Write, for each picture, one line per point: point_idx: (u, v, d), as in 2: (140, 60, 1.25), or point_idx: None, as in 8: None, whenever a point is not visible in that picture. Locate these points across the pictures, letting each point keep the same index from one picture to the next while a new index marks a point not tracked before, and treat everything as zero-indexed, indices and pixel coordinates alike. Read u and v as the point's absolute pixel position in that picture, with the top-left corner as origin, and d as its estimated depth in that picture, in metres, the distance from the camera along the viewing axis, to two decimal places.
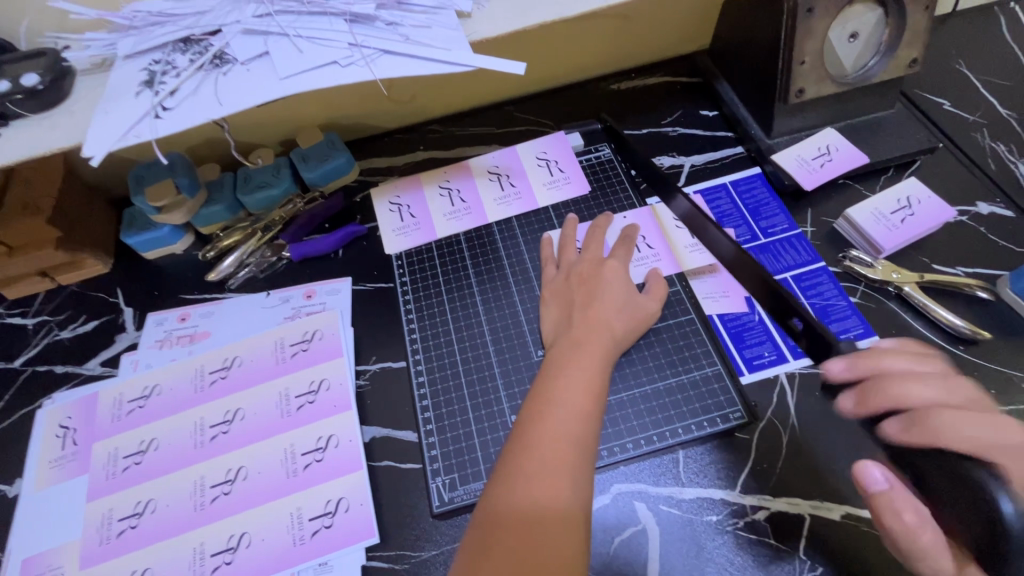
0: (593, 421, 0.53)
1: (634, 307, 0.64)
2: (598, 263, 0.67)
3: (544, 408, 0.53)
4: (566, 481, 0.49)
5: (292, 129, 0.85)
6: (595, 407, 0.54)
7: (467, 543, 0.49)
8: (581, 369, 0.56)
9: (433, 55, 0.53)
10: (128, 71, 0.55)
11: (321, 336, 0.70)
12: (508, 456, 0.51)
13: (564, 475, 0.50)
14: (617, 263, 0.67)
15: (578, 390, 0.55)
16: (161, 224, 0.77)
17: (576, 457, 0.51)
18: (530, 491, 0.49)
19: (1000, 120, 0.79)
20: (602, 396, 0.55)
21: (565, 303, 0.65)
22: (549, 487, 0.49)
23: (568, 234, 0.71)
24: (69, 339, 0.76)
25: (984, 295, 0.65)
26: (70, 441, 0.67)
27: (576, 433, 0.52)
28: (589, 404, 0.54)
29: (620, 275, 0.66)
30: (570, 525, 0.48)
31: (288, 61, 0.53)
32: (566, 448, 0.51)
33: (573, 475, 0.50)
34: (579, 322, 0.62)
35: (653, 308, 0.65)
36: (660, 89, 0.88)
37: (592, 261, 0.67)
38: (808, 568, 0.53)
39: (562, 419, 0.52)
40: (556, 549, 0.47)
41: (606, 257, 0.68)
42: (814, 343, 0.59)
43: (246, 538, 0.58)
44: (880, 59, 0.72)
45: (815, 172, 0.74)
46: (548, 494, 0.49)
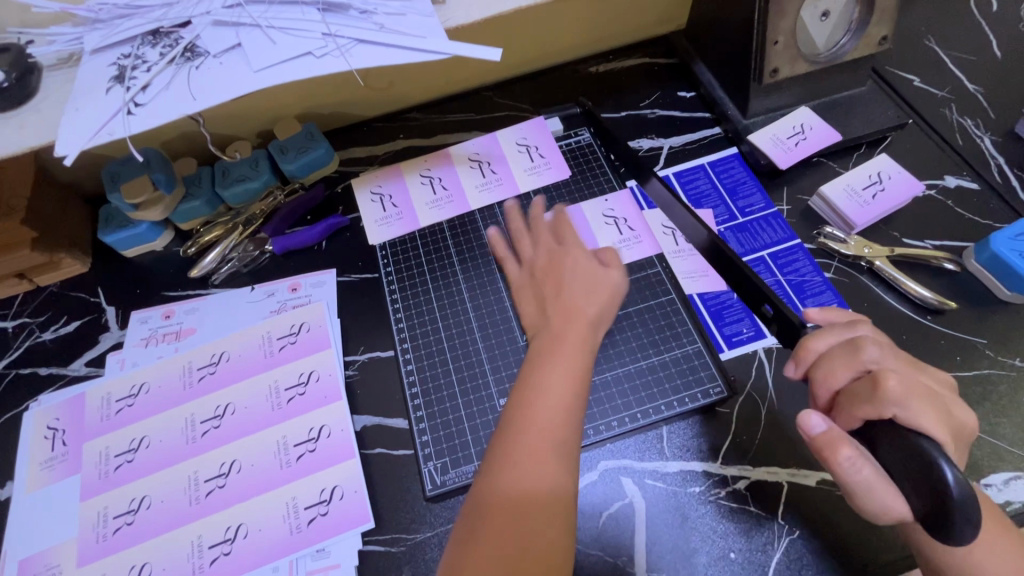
0: (576, 412, 0.54)
1: (597, 287, 0.63)
2: (568, 250, 0.67)
3: (530, 408, 0.53)
4: (552, 480, 0.50)
5: (269, 120, 0.84)
6: (578, 406, 0.54)
7: (455, 542, 0.49)
8: (565, 367, 0.56)
9: (409, 44, 0.53)
10: (96, 66, 0.54)
11: (308, 328, 0.70)
12: (495, 457, 0.51)
13: (551, 475, 0.50)
14: (586, 249, 0.67)
15: (563, 389, 0.55)
16: (140, 221, 0.77)
17: (562, 455, 0.51)
18: (518, 490, 0.49)
19: (967, 95, 0.81)
20: (584, 390, 0.56)
21: (540, 298, 0.64)
22: (536, 485, 0.50)
23: (537, 216, 0.72)
24: (51, 340, 0.75)
25: (951, 266, 0.68)
26: (59, 442, 0.67)
27: (562, 432, 0.52)
28: (571, 400, 0.54)
29: (589, 258, 0.66)
30: (554, 520, 0.49)
31: (261, 53, 0.52)
32: (552, 447, 0.51)
33: (559, 474, 0.51)
34: (560, 319, 0.61)
35: (615, 282, 0.65)
36: (638, 71, 0.89)
37: (559, 246, 0.67)
38: (787, 532, 0.56)
39: (547, 418, 0.53)
40: (544, 545, 0.47)
41: (568, 241, 0.68)
42: (785, 329, 0.57)
43: (243, 529, 0.59)
44: (851, 37, 0.73)
45: (790, 150, 0.75)
46: (536, 492, 0.49)
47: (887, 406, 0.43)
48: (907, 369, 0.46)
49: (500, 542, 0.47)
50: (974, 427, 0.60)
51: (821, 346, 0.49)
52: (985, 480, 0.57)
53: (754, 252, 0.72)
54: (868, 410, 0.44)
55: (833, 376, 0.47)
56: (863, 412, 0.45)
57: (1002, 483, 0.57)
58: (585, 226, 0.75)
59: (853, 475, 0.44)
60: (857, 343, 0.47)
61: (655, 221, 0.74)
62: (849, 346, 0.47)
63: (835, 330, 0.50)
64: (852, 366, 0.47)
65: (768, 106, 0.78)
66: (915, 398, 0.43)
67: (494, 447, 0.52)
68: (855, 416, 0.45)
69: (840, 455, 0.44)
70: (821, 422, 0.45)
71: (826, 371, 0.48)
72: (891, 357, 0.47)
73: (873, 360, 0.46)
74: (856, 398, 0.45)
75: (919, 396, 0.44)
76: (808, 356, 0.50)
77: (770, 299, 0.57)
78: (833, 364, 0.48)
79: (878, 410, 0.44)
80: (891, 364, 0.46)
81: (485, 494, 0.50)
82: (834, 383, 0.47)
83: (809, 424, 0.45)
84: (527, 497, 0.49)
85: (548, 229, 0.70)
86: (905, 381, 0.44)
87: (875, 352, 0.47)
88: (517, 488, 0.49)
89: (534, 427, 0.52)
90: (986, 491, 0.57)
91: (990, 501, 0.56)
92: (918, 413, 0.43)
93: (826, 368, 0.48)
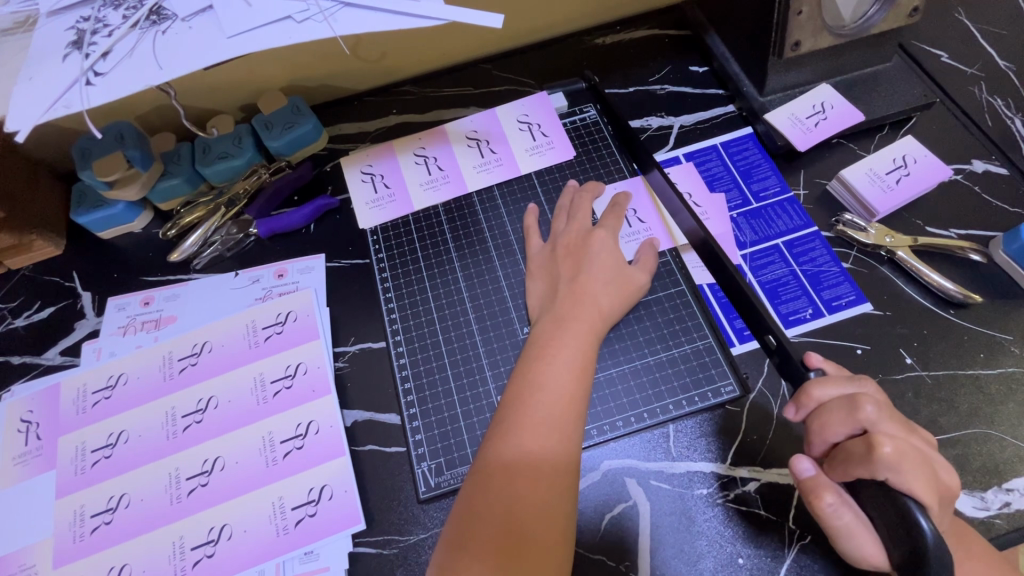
0: (580, 396, 0.52)
1: (622, 280, 0.61)
2: (584, 236, 0.64)
3: (529, 377, 0.52)
4: (553, 447, 0.49)
5: (253, 94, 0.78)
6: (584, 376, 0.53)
7: (454, 512, 0.48)
8: (570, 340, 0.55)
9: (399, 7, 0.47)
10: (53, 30, 0.49)
11: (295, 317, 0.66)
12: (495, 424, 0.51)
13: (550, 441, 0.49)
14: (604, 235, 0.64)
15: (566, 359, 0.53)
16: (115, 201, 0.72)
17: (564, 424, 0.50)
18: (518, 455, 0.48)
19: (997, 72, 0.76)
20: (589, 374, 0.53)
21: (551, 277, 0.62)
22: (535, 450, 0.48)
23: (567, 203, 0.68)
24: (24, 327, 0.71)
25: (977, 257, 0.64)
26: (32, 436, 0.63)
27: (564, 402, 0.51)
28: (575, 385, 0.52)
29: (609, 246, 0.63)
30: (555, 510, 0.46)
31: (233, 17, 0.47)
32: (553, 413, 0.50)
33: (561, 442, 0.49)
34: (573, 295, 0.59)
35: (641, 281, 0.62)
36: (647, 43, 0.83)
37: (579, 231, 0.65)
38: (797, 537, 0.53)
39: (549, 386, 0.51)
40: (538, 540, 0.45)
41: (594, 227, 0.65)
42: (786, 363, 0.56)
43: (227, 530, 0.56)
44: (880, 7, 0.67)
45: (809, 131, 0.71)
46: (536, 459, 0.48)
47: (880, 469, 0.42)
48: (904, 433, 0.45)
49: (496, 508, 0.46)
50: (996, 428, 0.57)
51: (823, 395, 0.49)
52: (1007, 485, 0.54)
53: (768, 240, 0.68)
54: (861, 469, 0.43)
55: (829, 429, 0.47)
56: (856, 471, 0.44)
57: None
58: (638, 192, 0.71)
59: (836, 521, 0.44)
60: (856, 399, 0.46)
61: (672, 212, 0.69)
62: (848, 400, 0.46)
63: (837, 383, 0.50)
64: (849, 423, 0.46)
65: (787, 83, 0.73)
66: (910, 465, 0.42)
67: (494, 434, 0.50)
68: (849, 471, 0.45)
69: (823, 501, 0.45)
70: (809, 466, 0.46)
71: (822, 424, 0.48)
72: (889, 418, 0.46)
73: (870, 418, 0.45)
74: (851, 456, 0.44)
75: (913, 460, 0.42)
76: (810, 402, 0.50)
77: (774, 331, 0.56)
78: (829, 417, 0.47)
79: (869, 470, 0.43)
80: (888, 426, 0.45)
81: (484, 460, 0.49)
82: (830, 436, 0.47)
83: (800, 467, 0.46)
84: (525, 464, 0.48)
85: (569, 214, 0.67)
86: (900, 446, 0.43)
87: (873, 410, 0.45)
88: (515, 452, 0.48)
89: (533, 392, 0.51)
90: (1008, 496, 0.54)
91: (1012, 506, 0.53)
92: (911, 475, 0.42)
93: (822, 420, 0.48)
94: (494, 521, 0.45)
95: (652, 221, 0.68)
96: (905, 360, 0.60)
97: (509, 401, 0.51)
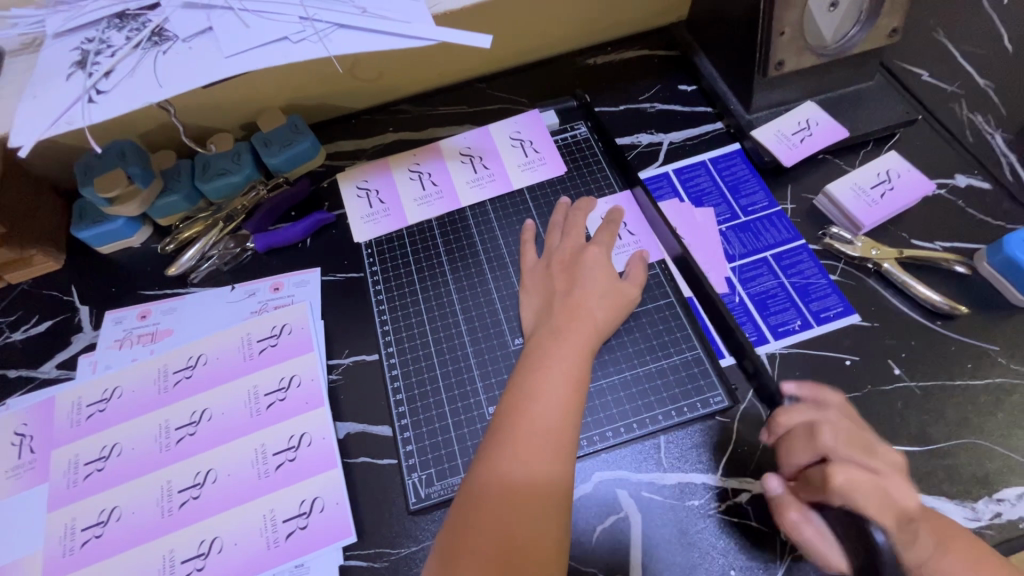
0: (574, 408, 0.52)
1: (614, 294, 0.62)
2: (577, 253, 0.65)
3: (525, 389, 0.53)
4: (549, 455, 0.49)
5: (253, 112, 0.80)
6: (576, 397, 0.53)
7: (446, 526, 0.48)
8: (566, 350, 0.56)
9: (391, 29, 0.49)
10: (58, 51, 0.51)
11: (290, 330, 0.67)
12: (487, 446, 0.50)
13: (545, 452, 0.49)
14: (597, 250, 0.64)
15: (562, 370, 0.54)
16: (115, 217, 0.73)
17: (559, 439, 0.50)
18: (508, 476, 0.48)
19: (977, 91, 0.78)
20: (584, 387, 0.54)
21: (546, 290, 0.63)
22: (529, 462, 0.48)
23: (558, 218, 0.70)
24: (21, 341, 0.72)
25: (962, 269, 0.65)
26: (26, 448, 0.63)
27: (557, 423, 0.51)
28: (570, 398, 0.52)
29: (602, 261, 0.64)
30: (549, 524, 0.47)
31: (233, 38, 0.49)
32: (548, 426, 0.50)
33: (553, 466, 0.49)
34: (567, 314, 0.59)
35: (634, 294, 0.63)
36: (637, 63, 0.85)
37: (573, 248, 0.65)
38: (790, 549, 0.53)
39: (544, 398, 0.52)
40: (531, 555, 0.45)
41: (587, 244, 0.66)
42: (762, 388, 0.60)
43: (218, 543, 0.56)
44: (861, 27, 0.69)
45: (795, 147, 0.72)
46: (527, 482, 0.48)
47: (834, 500, 0.49)
48: (862, 454, 0.51)
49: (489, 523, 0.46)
50: (986, 439, 0.57)
51: (788, 421, 0.55)
52: (997, 495, 0.54)
53: (757, 252, 0.69)
54: (819, 500, 0.50)
55: (792, 458, 0.54)
56: (816, 499, 0.51)
57: (1015, 498, 0.54)
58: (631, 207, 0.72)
59: (801, 534, 0.51)
60: (814, 428, 0.53)
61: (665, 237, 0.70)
62: (807, 429, 0.54)
63: (804, 408, 0.55)
64: (808, 450, 0.53)
65: (772, 101, 0.75)
66: (861, 492, 0.49)
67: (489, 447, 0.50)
68: (812, 501, 0.52)
69: (788, 517, 0.52)
70: (778, 485, 0.53)
71: (788, 451, 0.54)
72: (846, 442, 0.52)
73: (828, 445, 0.52)
74: (811, 485, 0.52)
75: (865, 486, 0.49)
76: (779, 429, 0.55)
77: (752, 358, 0.60)
78: (794, 447, 0.54)
79: (825, 501, 0.50)
80: (845, 451, 0.51)
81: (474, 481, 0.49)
82: (793, 463, 0.54)
83: (769, 485, 0.53)
84: (517, 488, 0.47)
85: (564, 232, 0.68)
86: (854, 474, 0.50)
87: (830, 438, 0.52)
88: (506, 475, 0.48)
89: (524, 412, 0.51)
90: (998, 507, 0.54)
91: (1003, 517, 0.53)
92: (863, 504, 0.49)
93: (788, 446, 0.54)
94: (483, 546, 0.45)
95: (642, 235, 0.70)
96: (893, 371, 0.61)
97: (504, 416, 0.52)
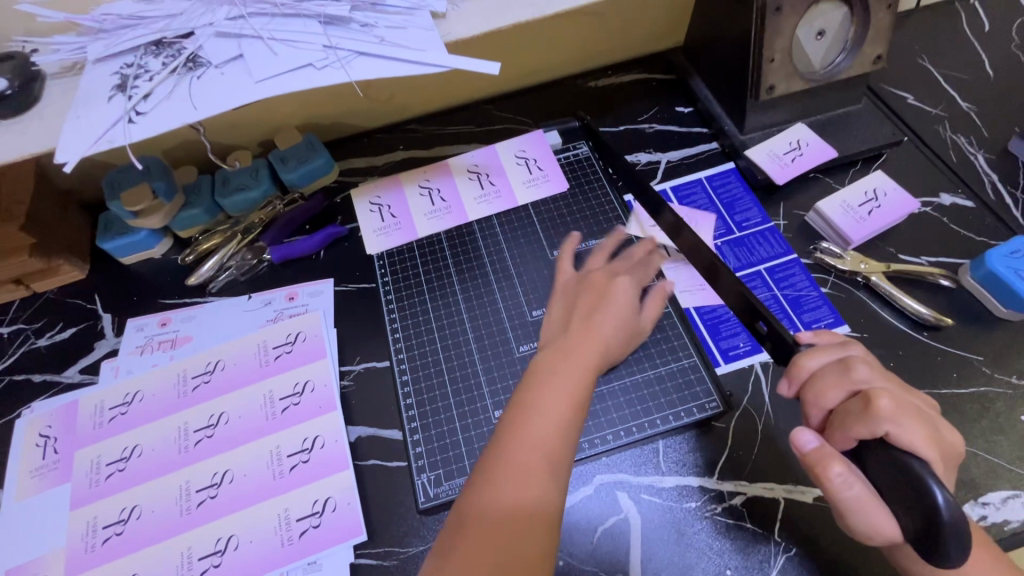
0: (574, 425, 0.49)
1: (628, 317, 0.59)
2: (611, 277, 0.61)
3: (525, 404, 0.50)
4: (544, 476, 0.46)
5: (271, 130, 0.84)
6: (578, 414, 0.50)
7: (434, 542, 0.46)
8: (575, 364, 0.52)
9: (407, 56, 0.53)
10: (99, 75, 0.55)
11: (304, 338, 0.70)
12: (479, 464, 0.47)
13: (539, 473, 0.46)
14: (626, 279, 0.61)
15: (565, 386, 0.51)
16: (138, 229, 0.77)
17: (554, 458, 0.47)
18: (497, 494, 0.45)
19: (961, 114, 0.82)
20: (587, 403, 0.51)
21: (565, 306, 0.59)
22: (521, 481, 0.46)
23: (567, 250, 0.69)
24: (46, 347, 0.75)
25: (947, 283, 0.68)
26: (50, 449, 0.66)
27: (552, 446, 0.47)
28: (571, 415, 0.49)
29: (627, 293, 0.59)
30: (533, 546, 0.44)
31: (262, 64, 0.53)
32: (545, 443, 0.47)
33: (543, 489, 0.46)
34: (566, 327, 0.56)
35: (643, 322, 0.62)
36: (636, 86, 0.90)
37: (603, 273, 0.62)
38: (783, 550, 0.55)
39: (544, 413, 0.49)
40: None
41: (615, 274, 0.62)
42: (778, 347, 0.57)
43: (234, 541, 0.58)
44: (846, 55, 0.74)
45: (787, 166, 0.76)
46: (515, 507, 0.45)
47: (879, 424, 0.45)
48: (897, 389, 0.48)
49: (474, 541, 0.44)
50: (971, 445, 0.59)
51: (813, 364, 0.51)
52: (983, 499, 0.57)
53: (751, 266, 0.72)
54: (860, 428, 0.46)
55: (824, 396, 0.49)
56: (855, 430, 0.46)
57: (1000, 502, 0.56)
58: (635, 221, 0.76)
59: (844, 492, 0.46)
60: (848, 362, 0.49)
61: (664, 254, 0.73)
62: (840, 365, 0.50)
63: (828, 349, 0.52)
64: (842, 386, 0.49)
65: (764, 122, 0.79)
66: (905, 420, 0.45)
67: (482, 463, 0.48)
68: (849, 435, 0.47)
69: (831, 471, 0.46)
70: (813, 438, 0.47)
71: (818, 391, 0.50)
72: (880, 377, 0.49)
73: (862, 379, 0.48)
74: (848, 417, 0.47)
75: (908, 415, 0.45)
76: (801, 373, 0.52)
77: (764, 317, 0.57)
78: (824, 383, 0.50)
79: (868, 428, 0.45)
80: (881, 384, 0.48)
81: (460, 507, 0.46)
82: (825, 402, 0.49)
83: (803, 439, 0.47)
84: (504, 513, 0.45)
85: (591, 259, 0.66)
86: (894, 401, 0.46)
87: (864, 372, 0.49)
88: (492, 500, 0.45)
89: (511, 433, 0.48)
90: (984, 510, 0.56)
91: (988, 520, 0.56)
92: (909, 430, 0.44)
93: (818, 388, 0.50)
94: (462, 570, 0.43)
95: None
96: None
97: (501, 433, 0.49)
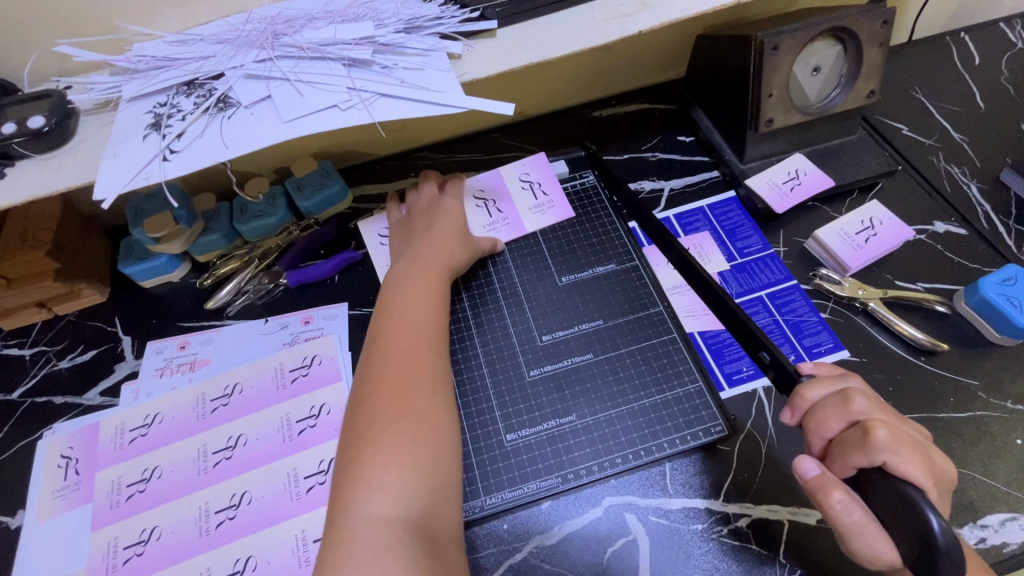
0: (427, 390, 0.54)
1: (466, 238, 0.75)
2: (429, 207, 0.77)
3: (375, 381, 0.54)
4: (407, 437, 0.50)
5: (288, 158, 0.87)
6: (427, 379, 0.55)
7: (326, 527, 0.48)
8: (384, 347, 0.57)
9: (425, 98, 0.56)
10: (133, 113, 0.58)
11: (320, 361, 0.72)
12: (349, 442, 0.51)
13: (401, 436, 0.50)
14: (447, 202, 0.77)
15: (393, 362, 0.55)
16: (159, 254, 0.79)
17: (412, 418, 0.51)
18: (368, 462, 0.48)
19: (954, 144, 0.85)
20: (434, 368, 0.56)
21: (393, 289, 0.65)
22: (387, 448, 0.49)
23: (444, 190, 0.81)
24: (67, 369, 0.77)
25: (943, 309, 0.70)
26: (72, 470, 0.68)
27: (408, 409, 0.52)
28: (418, 381, 0.54)
29: (454, 208, 0.77)
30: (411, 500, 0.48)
31: (290, 105, 0.56)
32: (401, 409, 0.52)
33: (407, 447, 0.50)
34: (417, 306, 0.62)
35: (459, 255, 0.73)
36: (639, 115, 0.93)
37: (427, 200, 0.79)
38: (788, 571, 0.57)
39: (392, 384, 0.53)
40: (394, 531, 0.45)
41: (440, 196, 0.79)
42: (780, 376, 0.59)
43: (252, 561, 0.60)
44: (841, 90, 0.78)
45: (785, 196, 0.79)
46: (388, 468, 0.48)
47: (877, 453, 0.46)
48: (894, 420, 0.50)
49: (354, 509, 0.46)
50: (969, 468, 0.61)
51: (815, 394, 0.53)
52: (982, 521, 0.58)
53: (752, 292, 0.75)
54: (859, 457, 0.48)
55: (825, 425, 0.51)
56: (854, 459, 0.48)
57: (998, 524, 0.58)
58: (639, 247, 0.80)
59: (846, 517, 0.47)
60: (846, 394, 0.51)
61: (666, 280, 0.76)
62: (839, 396, 0.51)
63: (829, 380, 0.54)
64: (842, 416, 0.50)
65: (764, 152, 0.82)
66: (901, 449, 0.46)
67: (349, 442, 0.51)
68: (848, 463, 0.49)
69: (833, 497, 0.48)
70: (815, 465, 0.50)
71: (819, 420, 0.52)
72: (877, 408, 0.50)
73: (861, 410, 0.50)
74: (847, 446, 0.49)
75: (904, 445, 0.47)
76: (803, 404, 0.54)
77: (767, 348, 0.59)
78: (824, 413, 0.51)
79: (866, 457, 0.47)
80: (878, 416, 0.50)
81: (336, 507, 0.48)
82: (826, 432, 0.51)
83: (805, 467, 0.50)
84: (376, 476, 0.48)
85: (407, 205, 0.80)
86: (891, 431, 0.47)
87: (863, 403, 0.50)
88: (372, 506, 0.47)
89: (388, 440, 0.50)
90: (983, 532, 0.58)
91: (987, 542, 0.57)
92: (907, 460, 0.46)
93: (819, 417, 0.52)
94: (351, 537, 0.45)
95: (646, 275, 0.76)
96: None
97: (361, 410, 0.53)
